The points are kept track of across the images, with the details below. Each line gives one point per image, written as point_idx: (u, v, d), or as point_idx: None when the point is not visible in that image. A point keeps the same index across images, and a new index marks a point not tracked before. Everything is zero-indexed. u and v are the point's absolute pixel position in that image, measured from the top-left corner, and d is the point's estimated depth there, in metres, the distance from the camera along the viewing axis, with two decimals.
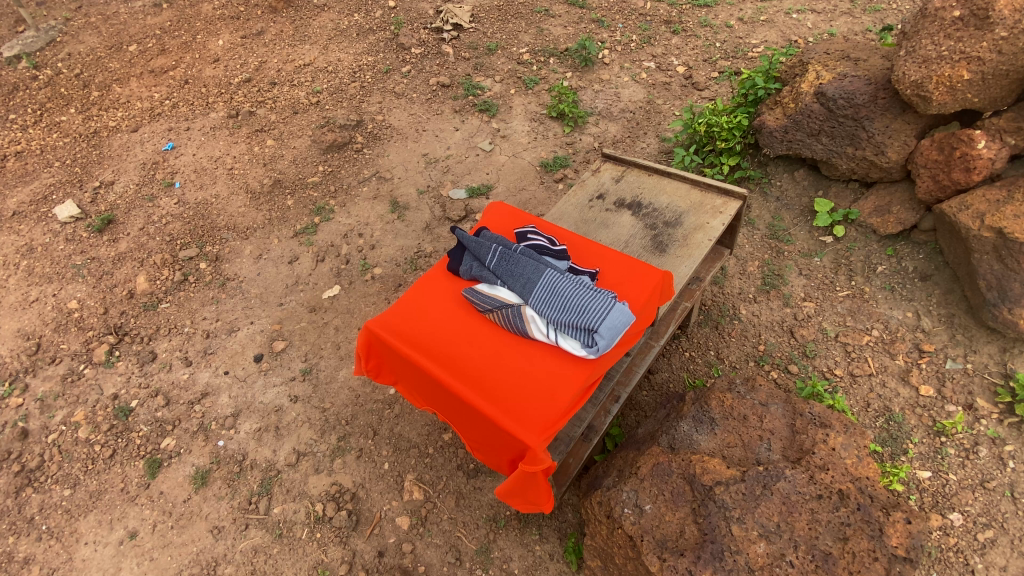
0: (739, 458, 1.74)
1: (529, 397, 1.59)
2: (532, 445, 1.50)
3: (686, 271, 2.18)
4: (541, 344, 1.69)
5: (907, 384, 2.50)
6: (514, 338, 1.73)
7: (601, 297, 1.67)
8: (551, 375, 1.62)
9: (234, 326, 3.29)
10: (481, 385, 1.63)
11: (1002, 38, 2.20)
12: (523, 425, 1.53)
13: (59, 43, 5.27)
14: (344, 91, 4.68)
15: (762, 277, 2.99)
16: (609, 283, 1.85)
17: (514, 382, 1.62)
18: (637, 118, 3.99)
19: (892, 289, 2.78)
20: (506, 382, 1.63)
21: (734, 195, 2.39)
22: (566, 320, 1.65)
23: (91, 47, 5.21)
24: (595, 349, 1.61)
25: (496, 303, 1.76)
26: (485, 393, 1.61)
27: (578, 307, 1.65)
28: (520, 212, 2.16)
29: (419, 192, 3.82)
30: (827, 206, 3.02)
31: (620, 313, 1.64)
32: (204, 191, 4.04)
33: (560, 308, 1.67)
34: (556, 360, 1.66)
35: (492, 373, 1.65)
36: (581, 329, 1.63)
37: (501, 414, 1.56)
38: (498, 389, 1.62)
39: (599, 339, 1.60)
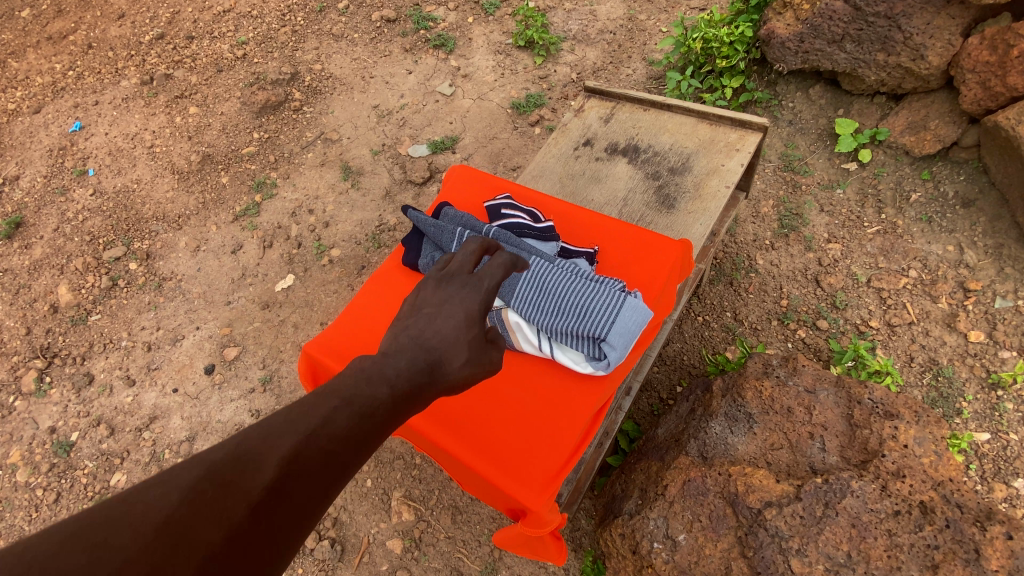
0: (788, 465, 1.41)
1: (525, 444, 1.30)
2: (532, 507, 1.22)
3: (701, 231, 1.78)
4: (533, 370, 1.39)
5: (954, 330, 2.18)
6: (501, 365, 1.41)
7: (607, 292, 1.30)
8: (548, 411, 1.33)
9: (178, 335, 2.85)
10: (466, 431, 1.34)
11: None
12: (521, 483, 1.25)
13: None
14: (272, 39, 3.99)
15: (778, 218, 2.59)
16: (609, 263, 1.47)
17: (505, 422, 1.34)
18: (618, 39, 3.41)
19: (929, 220, 2.41)
20: (496, 422, 1.34)
21: (752, 127, 1.93)
22: (568, 330, 1.31)
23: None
24: (610, 363, 1.29)
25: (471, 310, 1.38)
26: (469, 440, 1.32)
27: (579, 309, 1.30)
28: (484, 172, 1.71)
29: (374, 153, 3.28)
30: (851, 127, 2.58)
31: (631, 309, 1.29)
32: (123, 177, 3.47)
33: (555, 312, 1.32)
34: (553, 389, 1.36)
35: (476, 414, 1.35)
36: (586, 337, 1.30)
37: (492, 466, 1.28)
38: (486, 435, 1.32)
39: (609, 351, 1.28)
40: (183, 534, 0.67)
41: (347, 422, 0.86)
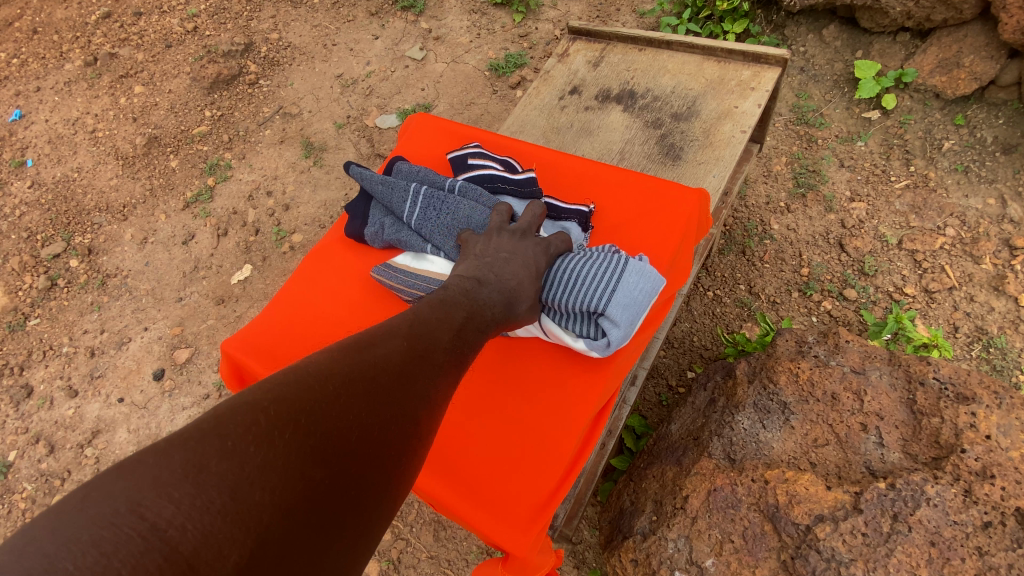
0: (838, 466, 1.12)
1: (507, 471, 1.09)
2: (515, 550, 1.03)
3: (715, 184, 1.48)
4: (516, 381, 1.17)
5: (1003, 294, 1.90)
6: (478, 375, 1.19)
7: (606, 258, 1.09)
8: (535, 429, 1.12)
9: (124, 337, 2.54)
10: (441, 449, 1.14)
11: None
12: (502, 519, 1.05)
13: None
14: (226, 9, 3.62)
15: (793, 177, 2.29)
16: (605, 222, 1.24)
17: (489, 437, 1.13)
18: None
19: (965, 170, 2.12)
20: (477, 436, 1.14)
21: (769, 61, 1.62)
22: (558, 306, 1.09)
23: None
24: (610, 345, 1.07)
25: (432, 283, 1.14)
26: (440, 467, 1.12)
27: (572, 279, 1.07)
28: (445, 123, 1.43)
29: (338, 127, 2.94)
30: (874, 70, 2.27)
31: (635, 278, 1.07)
32: (63, 166, 3.13)
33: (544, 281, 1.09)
34: (540, 402, 1.14)
35: (450, 435, 1.15)
36: (582, 312, 1.09)
37: (472, 493, 1.09)
38: (461, 460, 1.12)
39: (610, 328, 1.06)
40: (412, 383, 0.76)
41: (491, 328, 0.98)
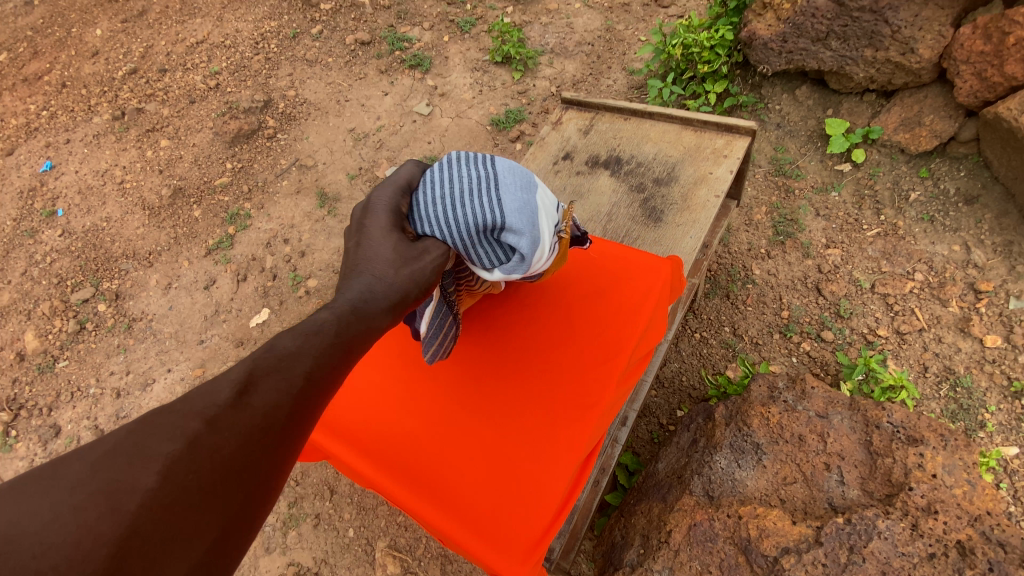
0: (804, 501, 1.26)
1: (504, 509, 1.22)
2: None
3: (693, 243, 1.66)
4: (512, 425, 1.31)
5: (969, 336, 2.04)
6: (477, 420, 1.34)
7: (475, 170, 1.07)
8: (528, 470, 1.25)
9: (148, 378, 2.71)
10: (444, 490, 1.27)
11: None
12: (501, 553, 1.18)
13: None
14: (246, 67, 3.91)
15: (773, 226, 2.47)
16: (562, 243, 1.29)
17: (486, 477, 1.26)
18: (596, 51, 3.33)
19: (931, 219, 2.29)
20: (475, 477, 1.27)
21: (739, 131, 1.82)
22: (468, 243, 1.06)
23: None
24: (528, 248, 1.07)
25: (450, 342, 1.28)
26: (444, 505, 1.26)
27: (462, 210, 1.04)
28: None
29: (350, 177, 3.17)
30: (842, 127, 2.47)
31: (507, 179, 1.08)
32: (93, 216, 3.35)
33: (441, 226, 1.04)
34: (532, 446, 1.28)
35: (452, 476, 1.28)
36: (489, 237, 1.07)
37: (475, 529, 1.22)
38: (462, 500, 1.25)
39: (515, 238, 1.05)
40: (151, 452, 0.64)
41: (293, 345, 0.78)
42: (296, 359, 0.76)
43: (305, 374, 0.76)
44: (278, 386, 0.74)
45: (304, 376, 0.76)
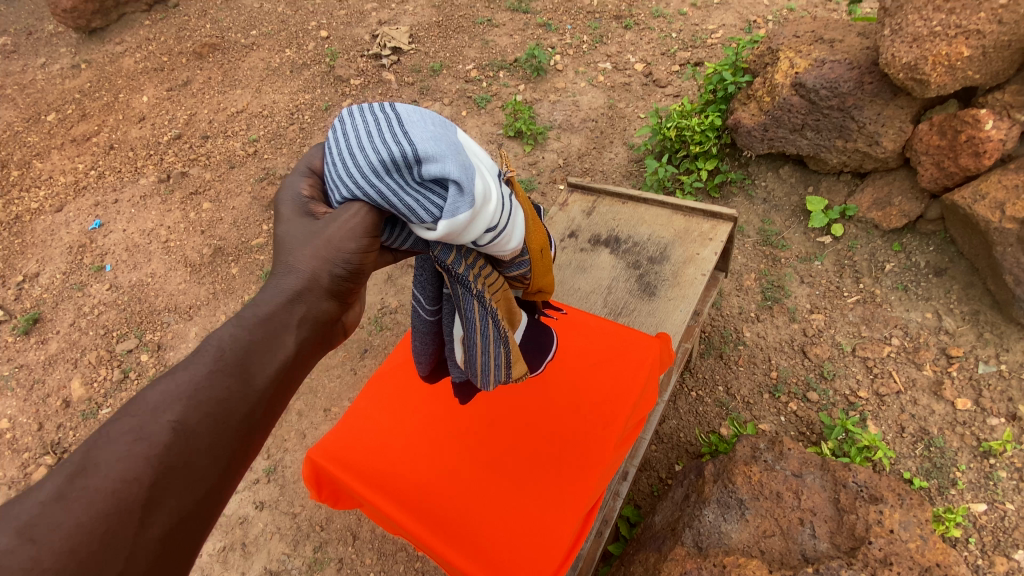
0: (780, 552, 1.43)
1: (516, 551, 1.38)
2: None
3: (682, 316, 1.90)
4: (525, 477, 1.51)
5: (941, 398, 2.23)
6: (493, 470, 1.53)
7: (371, 116, 0.98)
8: (539, 517, 1.43)
9: None
10: (463, 532, 1.42)
11: (1002, 5, 1.89)
12: None
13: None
14: (282, 136, 4.32)
15: (761, 291, 2.71)
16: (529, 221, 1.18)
17: (501, 522, 1.43)
18: (599, 127, 3.69)
19: (905, 288, 2.51)
20: (490, 522, 1.43)
21: (723, 217, 2.09)
22: (395, 193, 0.95)
23: (31, 143, 5.10)
24: (458, 172, 0.94)
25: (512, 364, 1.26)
26: (462, 546, 1.41)
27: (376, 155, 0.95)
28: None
29: None
30: (822, 204, 2.73)
31: (408, 114, 0.97)
32: (138, 271, 3.66)
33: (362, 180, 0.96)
34: (543, 495, 1.46)
35: (471, 521, 1.44)
36: (418, 181, 0.95)
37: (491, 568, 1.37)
38: (479, 542, 1.41)
39: (438, 168, 0.93)
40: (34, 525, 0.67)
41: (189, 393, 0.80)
42: (159, 411, 0.77)
43: (179, 421, 0.77)
44: (138, 443, 0.74)
45: (173, 424, 0.77)
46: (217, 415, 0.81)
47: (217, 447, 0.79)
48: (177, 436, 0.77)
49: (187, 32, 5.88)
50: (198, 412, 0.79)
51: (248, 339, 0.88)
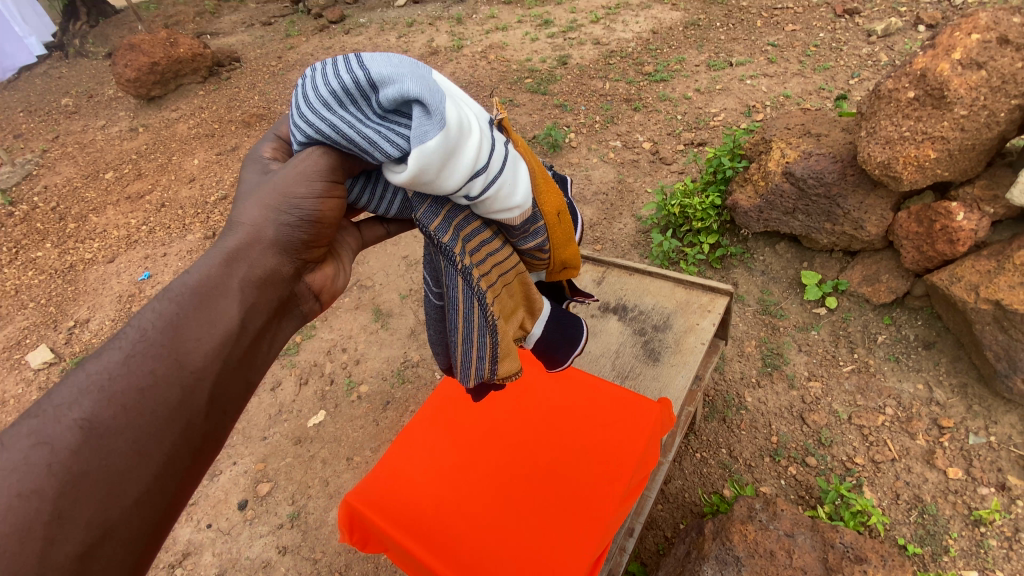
0: None
1: None
2: None
3: (683, 382, 2.09)
4: (537, 525, 1.67)
5: (933, 467, 2.35)
6: (508, 519, 1.69)
7: (330, 60, 1.04)
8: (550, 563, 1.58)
9: (216, 470, 3.11)
10: None
11: (963, 117, 2.15)
12: None
13: (47, 191, 5.82)
14: None
15: (761, 358, 2.89)
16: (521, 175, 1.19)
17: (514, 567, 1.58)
18: (610, 199, 4.01)
19: (897, 359, 2.68)
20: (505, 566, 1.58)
21: (720, 292, 2.32)
22: (360, 126, 1.00)
23: (88, 198, 5.58)
24: (418, 92, 0.97)
25: (495, 357, 1.25)
26: None
27: (336, 87, 1.00)
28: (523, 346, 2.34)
29: (402, 297, 3.80)
30: (815, 278, 2.96)
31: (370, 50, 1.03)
32: None
33: (325, 115, 1.01)
34: (553, 544, 1.62)
35: (487, 564, 1.60)
36: (384, 115, 1.01)
37: None
38: None
39: (397, 94, 0.97)
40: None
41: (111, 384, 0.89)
42: (63, 411, 0.85)
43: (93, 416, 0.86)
44: (39, 447, 0.82)
45: (79, 420, 0.85)
46: (138, 399, 0.89)
47: (143, 426, 0.89)
48: (85, 431, 0.85)
49: (237, 102, 6.51)
50: (104, 409, 0.87)
51: (171, 319, 0.96)
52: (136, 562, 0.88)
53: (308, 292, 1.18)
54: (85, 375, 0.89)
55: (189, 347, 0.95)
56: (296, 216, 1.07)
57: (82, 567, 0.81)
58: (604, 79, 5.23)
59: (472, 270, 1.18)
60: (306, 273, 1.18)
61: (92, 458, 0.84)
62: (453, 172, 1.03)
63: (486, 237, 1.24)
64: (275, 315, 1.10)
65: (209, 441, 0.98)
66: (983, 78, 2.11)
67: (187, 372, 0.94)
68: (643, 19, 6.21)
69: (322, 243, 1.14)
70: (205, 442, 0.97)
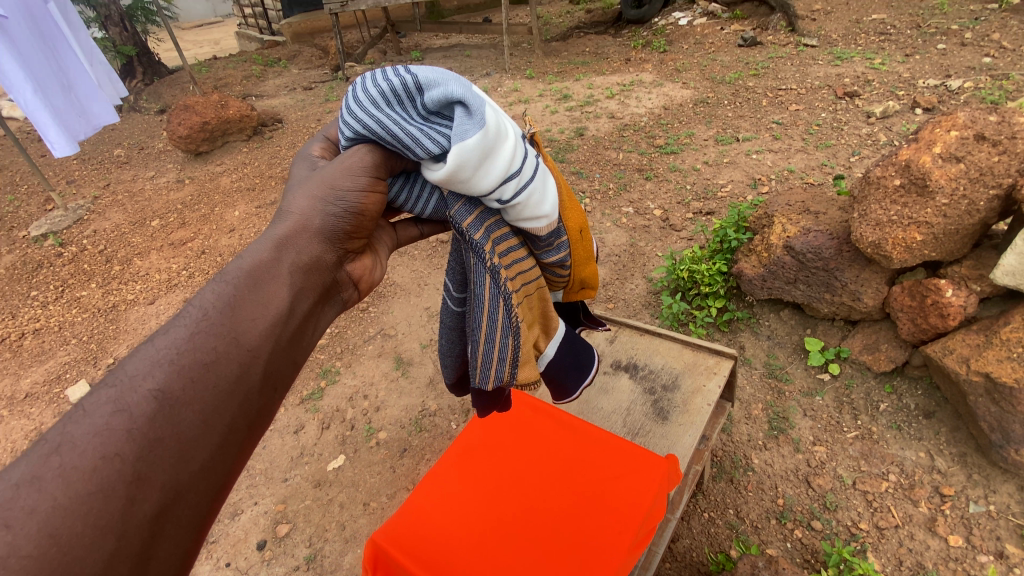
0: None
1: None
2: None
3: (690, 440, 2.22)
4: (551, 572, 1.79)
5: (936, 535, 2.41)
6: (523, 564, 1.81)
7: (382, 71, 1.20)
8: None
9: (237, 509, 3.22)
10: None
11: (944, 205, 2.38)
12: None
13: (96, 234, 6.24)
14: None
15: (768, 421, 2.99)
16: (547, 184, 1.32)
17: None
18: (623, 261, 4.24)
19: (899, 427, 2.78)
20: None
21: (725, 355, 2.50)
22: (403, 122, 1.14)
23: (134, 243, 5.98)
24: (463, 99, 1.13)
25: (516, 362, 1.33)
26: None
27: (383, 89, 1.16)
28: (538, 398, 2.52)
29: (423, 347, 4.01)
30: (819, 345, 3.11)
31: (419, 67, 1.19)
32: None
33: (373, 112, 1.14)
34: None
35: None
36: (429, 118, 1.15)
37: None
38: None
39: (444, 99, 1.13)
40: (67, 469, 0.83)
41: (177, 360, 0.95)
42: (137, 381, 0.92)
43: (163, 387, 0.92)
44: (118, 414, 0.88)
45: (153, 392, 0.91)
46: (202, 373, 0.96)
47: (205, 398, 0.95)
48: (159, 400, 0.91)
49: (278, 160, 7.05)
50: (173, 379, 0.93)
51: (229, 298, 1.04)
52: (200, 525, 0.94)
53: (348, 280, 1.27)
54: (155, 350, 0.96)
55: (249, 324, 1.03)
56: (343, 205, 1.17)
57: (159, 524, 0.88)
58: (619, 149, 5.62)
59: (501, 269, 1.27)
60: (347, 262, 1.27)
61: (164, 425, 0.90)
62: (488, 170, 1.16)
63: (516, 243, 1.35)
64: (320, 298, 1.19)
65: (260, 415, 1.04)
66: (962, 170, 2.35)
67: (245, 349, 1.01)
68: (655, 96, 6.71)
69: (363, 234, 1.23)
70: (258, 416, 1.04)
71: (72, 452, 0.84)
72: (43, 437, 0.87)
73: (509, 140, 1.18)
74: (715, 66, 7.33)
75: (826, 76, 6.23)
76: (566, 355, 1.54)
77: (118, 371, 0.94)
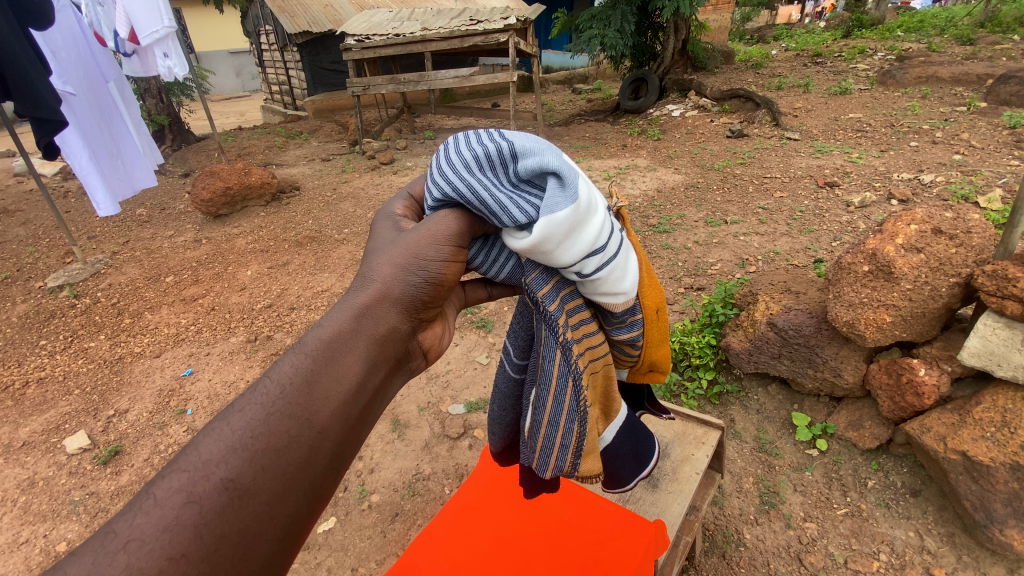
0: None
1: None
2: None
3: (680, 509, 2.28)
4: None
5: None
6: None
7: (482, 137, 1.33)
8: None
9: None
10: None
11: (909, 289, 2.59)
12: None
13: (110, 286, 6.45)
14: None
15: (759, 495, 3.01)
16: (627, 260, 1.42)
17: None
18: None
19: (887, 505, 2.82)
20: None
21: (712, 425, 2.64)
22: (496, 189, 1.26)
23: (146, 297, 6.19)
24: (558, 174, 1.25)
25: (579, 452, 1.46)
26: None
27: (482, 156, 1.30)
28: None
29: (420, 409, 4.09)
30: (805, 420, 3.22)
31: (517, 137, 1.33)
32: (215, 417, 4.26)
33: (466, 180, 1.27)
34: None
35: None
36: (524, 187, 1.28)
37: None
38: None
39: (541, 170, 1.25)
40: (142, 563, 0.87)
41: (249, 447, 1.00)
42: (210, 469, 0.97)
43: (235, 474, 0.97)
44: (189, 506, 0.93)
45: (223, 482, 0.96)
46: (271, 458, 1.00)
47: (274, 484, 1.00)
48: (228, 491, 0.96)
49: (292, 224, 7.43)
50: (243, 469, 0.98)
51: (299, 381, 1.09)
52: None
53: (418, 350, 1.34)
54: (229, 433, 1.01)
55: (318, 408, 1.08)
56: (422, 274, 1.26)
57: None
58: None
59: (572, 344, 1.37)
60: (420, 331, 1.34)
61: (231, 517, 0.95)
62: (578, 241, 1.26)
63: (586, 315, 1.46)
64: (391, 369, 1.25)
65: (321, 498, 1.07)
66: (923, 259, 2.58)
67: (314, 432, 1.06)
68: (649, 180, 7.20)
69: (437, 303, 1.31)
70: (319, 500, 1.06)
71: (143, 548, 0.88)
72: (112, 527, 0.91)
73: (596, 215, 1.28)
74: (705, 155, 7.92)
75: (807, 167, 6.73)
76: (624, 442, 1.70)
77: (193, 453, 1.00)
